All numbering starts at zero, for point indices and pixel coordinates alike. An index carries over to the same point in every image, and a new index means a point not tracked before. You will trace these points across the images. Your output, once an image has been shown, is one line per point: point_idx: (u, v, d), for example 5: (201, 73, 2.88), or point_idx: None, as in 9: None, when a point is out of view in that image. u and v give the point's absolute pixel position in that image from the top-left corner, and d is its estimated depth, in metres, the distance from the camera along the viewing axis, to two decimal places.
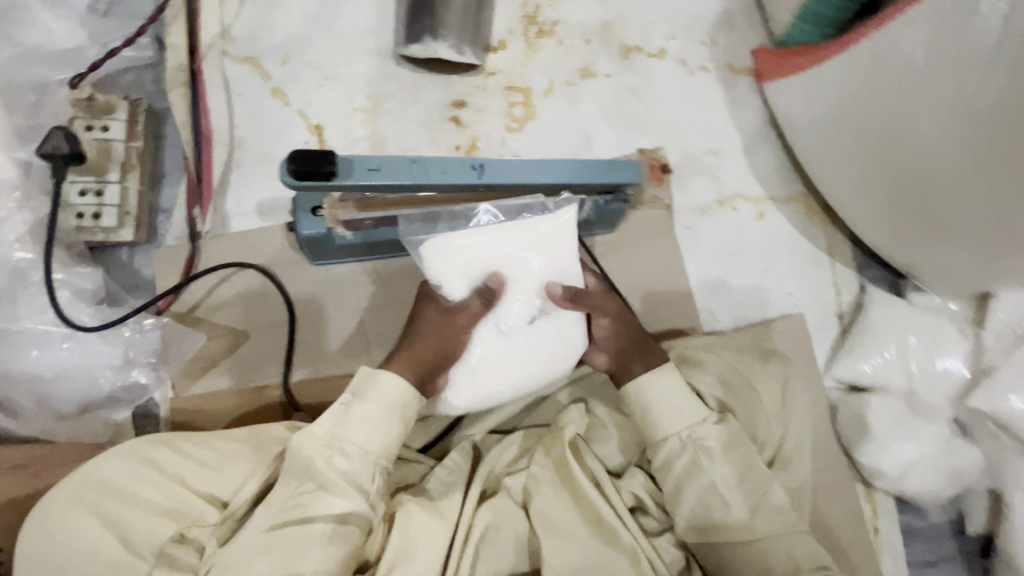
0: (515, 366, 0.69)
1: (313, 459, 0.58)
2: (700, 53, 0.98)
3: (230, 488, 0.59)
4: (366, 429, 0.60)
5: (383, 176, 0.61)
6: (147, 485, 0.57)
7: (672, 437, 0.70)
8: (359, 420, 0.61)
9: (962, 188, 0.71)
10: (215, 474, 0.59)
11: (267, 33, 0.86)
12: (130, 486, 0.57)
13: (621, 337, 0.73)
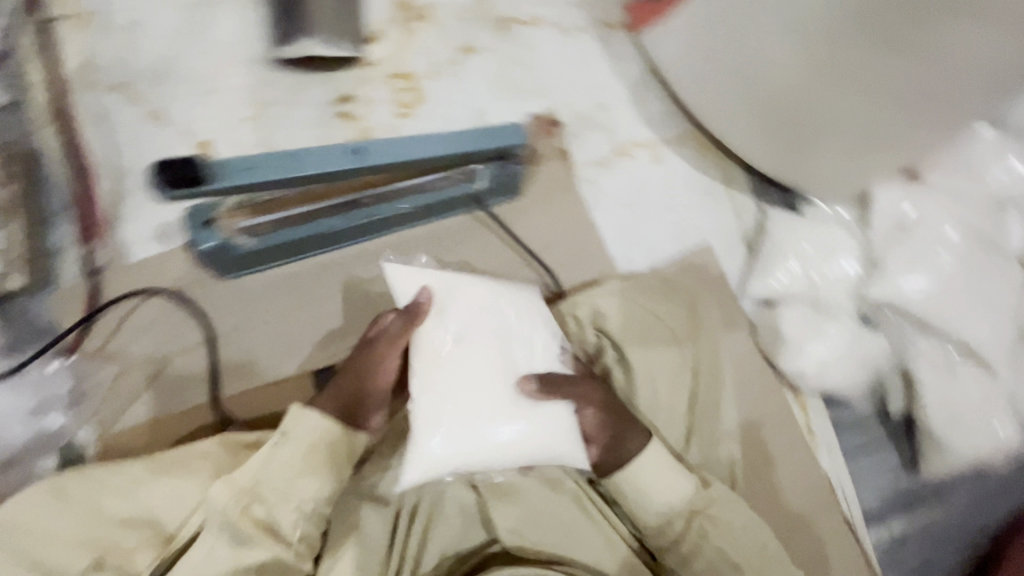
0: (487, 407, 0.64)
1: (227, 508, 0.57)
2: (573, 16, 1.04)
3: (153, 509, 0.60)
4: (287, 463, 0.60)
5: (259, 175, 0.61)
6: (67, 519, 0.58)
7: (678, 517, 0.69)
8: (283, 468, 0.60)
9: (815, 91, 0.81)
10: (135, 496, 0.61)
11: (133, 56, 0.85)
12: (50, 526, 0.57)
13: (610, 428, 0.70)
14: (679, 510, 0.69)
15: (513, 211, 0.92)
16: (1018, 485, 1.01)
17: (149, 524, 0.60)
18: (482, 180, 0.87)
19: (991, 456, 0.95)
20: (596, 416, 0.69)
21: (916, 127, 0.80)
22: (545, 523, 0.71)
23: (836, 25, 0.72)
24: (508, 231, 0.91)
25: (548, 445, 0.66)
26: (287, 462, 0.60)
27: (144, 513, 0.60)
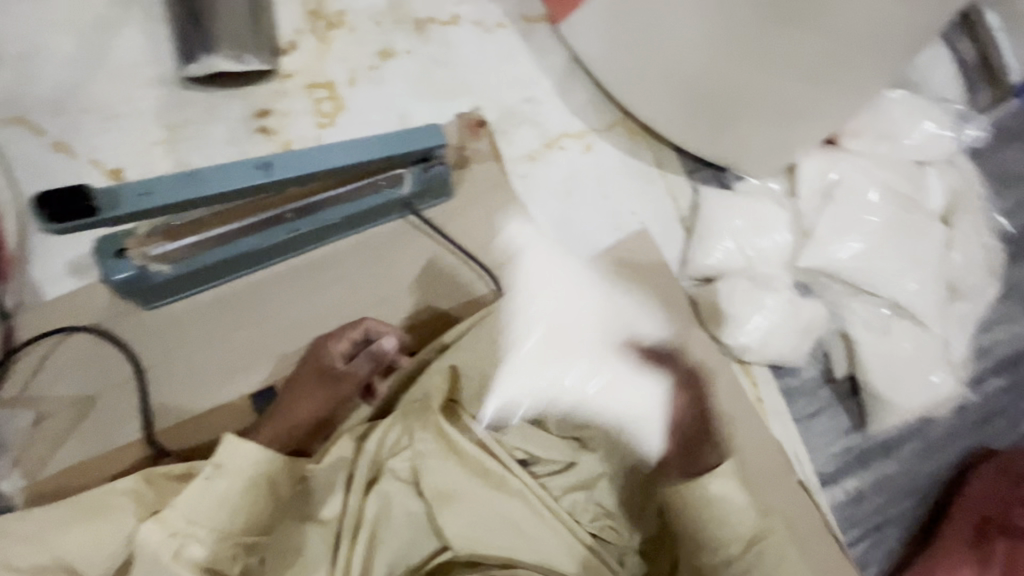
0: (570, 350, 0.86)
1: (158, 553, 0.56)
2: (492, 12, 1.03)
3: (67, 553, 0.57)
4: (222, 498, 0.59)
5: (158, 199, 0.59)
6: None
7: (735, 542, 0.67)
8: (216, 502, 0.59)
9: (727, 68, 0.84)
10: (48, 544, 0.57)
11: (31, 86, 0.82)
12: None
13: (688, 423, 0.83)
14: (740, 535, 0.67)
15: (448, 213, 0.92)
16: (964, 433, 1.04)
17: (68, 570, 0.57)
18: (408, 186, 0.83)
19: (932, 407, 0.98)
20: (682, 400, 0.85)
21: (820, 96, 0.83)
22: (494, 528, 0.69)
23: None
24: (441, 235, 0.90)
25: (628, 414, 0.81)
26: (222, 494, 0.60)
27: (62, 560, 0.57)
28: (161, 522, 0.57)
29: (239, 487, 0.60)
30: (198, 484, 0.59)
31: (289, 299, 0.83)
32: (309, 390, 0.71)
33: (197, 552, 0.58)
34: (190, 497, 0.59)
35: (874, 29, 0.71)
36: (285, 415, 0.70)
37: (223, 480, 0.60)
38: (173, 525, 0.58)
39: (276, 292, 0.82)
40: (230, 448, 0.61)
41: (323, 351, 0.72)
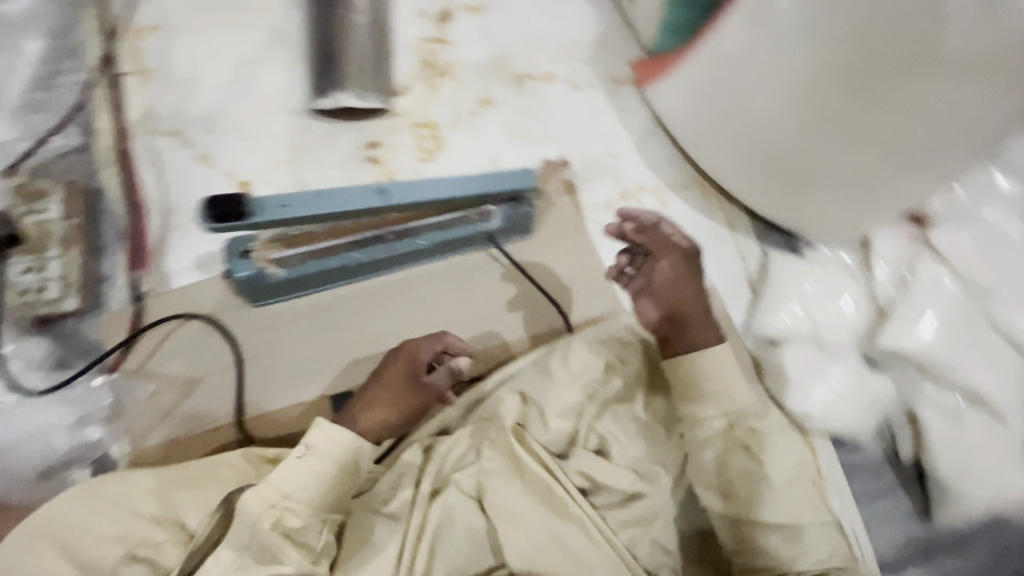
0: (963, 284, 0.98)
1: (259, 523, 0.63)
2: (585, 72, 1.13)
3: (179, 508, 0.65)
4: (312, 473, 0.66)
5: (295, 210, 0.68)
6: (104, 518, 0.62)
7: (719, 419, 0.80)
8: (308, 476, 0.66)
9: (811, 144, 0.88)
10: (166, 498, 0.65)
11: (188, 107, 0.95)
12: (88, 521, 0.61)
13: (681, 278, 0.82)
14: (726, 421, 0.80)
15: (525, 249, 0.99)
16: None
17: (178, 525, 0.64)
18: (495, 221, 0.91)
19: (1005, 507, 0.93)
20: (666, 273, 0.81)
21: (892, 172, 0.86)
22: (547, 550, 0.72)
23: (816, 72, 0.80)
24: (521, 271, 0.97)
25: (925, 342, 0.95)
26: (314, 471, 0.66)
27: (171, 514, 0.64)
28: (262, 490, 0.64)
29: (326, 465, 0.67)
30: (291, 461, 0.66)
31: (375, 311, 0.90)
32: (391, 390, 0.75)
33: (294, 520, 0.65)
34: (285, 473, 0.66)
35: (960, 119, 0.75)
36: (370, 413, 0.74)
37: (313, 459, 0.67)
38: (272, 494, 0.65)
39: (365, 304, 0.90)
40: (320, 432, 0.68)
41: (409, 363, 0.76)
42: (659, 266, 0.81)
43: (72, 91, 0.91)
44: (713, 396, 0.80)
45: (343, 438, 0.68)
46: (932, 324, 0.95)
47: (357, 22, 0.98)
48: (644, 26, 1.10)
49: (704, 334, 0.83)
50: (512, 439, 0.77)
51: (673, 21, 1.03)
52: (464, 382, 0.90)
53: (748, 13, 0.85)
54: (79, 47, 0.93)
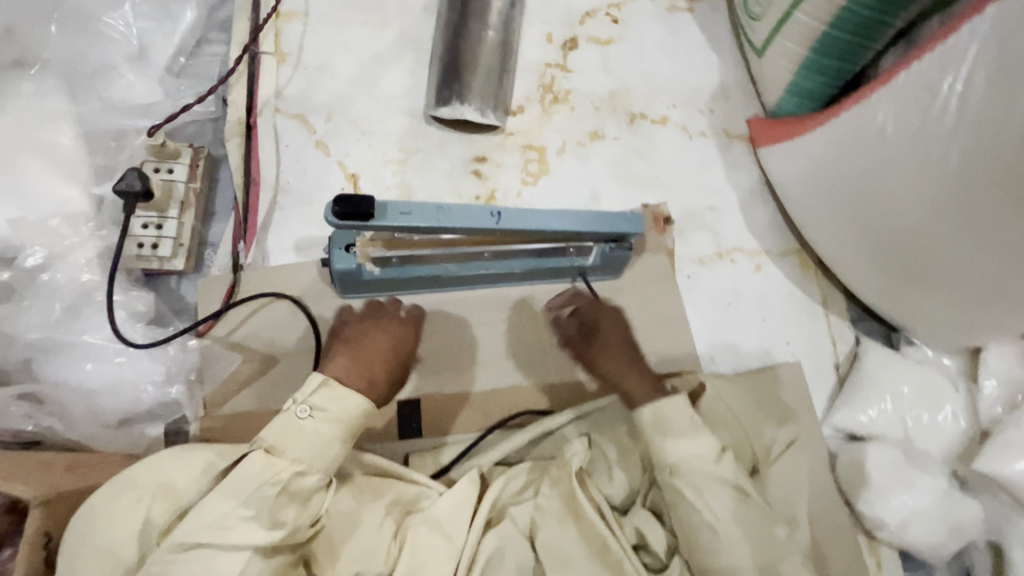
0: None
1: (263, 484, 0.58)
2: (700, 121, 1.10)
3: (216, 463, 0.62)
4: (322, 439, 0.61)
5: (414, 218, 0.69)
6: (168, 466, 0.60)
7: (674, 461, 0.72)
8: (307, 438, 0.61)
9: (943, 242, 0.81)
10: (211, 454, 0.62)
11: (314, 92, 0.97)
12: (172, 480, 0.59)
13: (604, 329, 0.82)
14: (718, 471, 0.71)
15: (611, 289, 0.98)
16: None
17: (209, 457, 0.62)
18: (592, 258, 0.89)
19: None
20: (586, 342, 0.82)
21: None
22: None
23: (970, 170, 0.73)
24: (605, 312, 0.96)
25: None
26: (326, 438, 0.62)
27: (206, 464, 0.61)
28: (272, 459, 0.59)
29: (338, 434, 0.62)
30: (293, 421, 0.61)
31: (456, 323, 0.91)
32: (387, 357, 0.71)
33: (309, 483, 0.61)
34: (292, 435, 0.60)
35: None
36: (372, 379, 0.68)
37: (323, 422, 0.62)
38: (282, 462, 0.59)
39: (448, 314, 0.91)
40: (329, 394, 0.63)
41: (404, 332, 0.74)
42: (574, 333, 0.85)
43: (216, 63, 0.95)
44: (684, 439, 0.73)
45: (355, 404, 0.63)
46: None
47: (488, 37, 0.97)
48: (770, 86, 1.06)
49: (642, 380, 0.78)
50: (573, 480, 0.74)
51: (808, 87, 1.01)
52: (529, 413, 0.89)
53: (906, 96, 0.79)
54: (230, 22, 0.98)
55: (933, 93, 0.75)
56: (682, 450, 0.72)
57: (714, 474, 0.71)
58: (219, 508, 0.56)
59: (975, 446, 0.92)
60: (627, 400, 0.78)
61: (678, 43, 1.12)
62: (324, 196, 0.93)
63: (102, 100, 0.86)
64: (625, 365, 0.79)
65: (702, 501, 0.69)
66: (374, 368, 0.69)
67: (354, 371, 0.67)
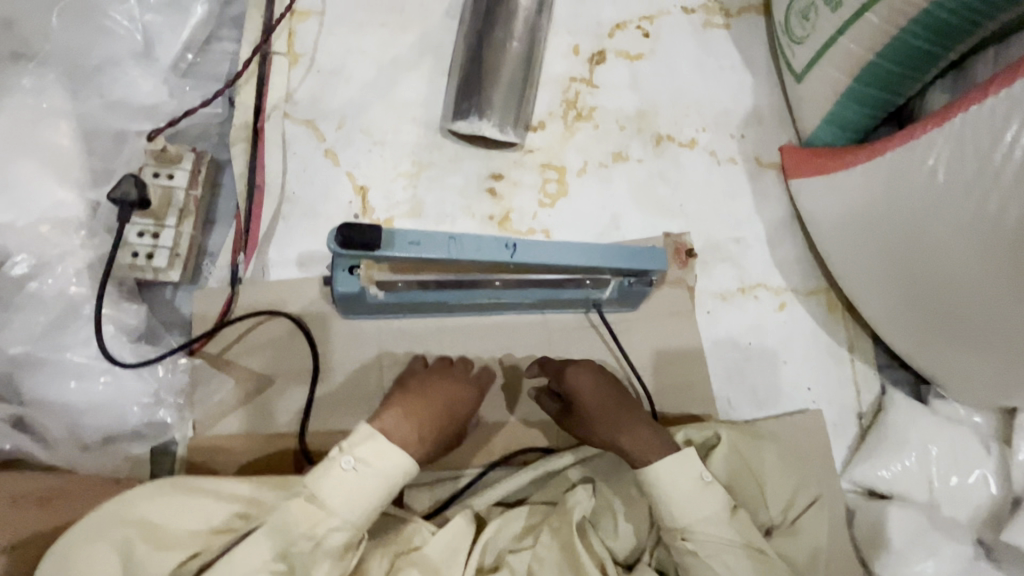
0: None
1: (296, 539, 0.54)
2: (729, 146, 1.04)
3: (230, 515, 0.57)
4: (363, 494, 0.57)
5: (424, 249, 0.64)
6: (182, 517, 0.55)
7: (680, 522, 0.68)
8: (349, 492, 0.57)
9: (986, 300, 0.75)
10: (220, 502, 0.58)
11: (326, 97, 0.92)
12: (167, 528, 0.54)
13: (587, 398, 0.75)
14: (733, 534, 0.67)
15: (626, 322, 0.93)
16: None
17: (238, 503, 0.58)
18: (608, 291, 0.84)
19: None
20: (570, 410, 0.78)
21: None
22: None
23: None
24: (618, 346, 0.91)
25: None
26: (368, 491, 0.57)
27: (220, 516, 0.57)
28: (309, 509, 0.56)
29: (378, 490, 0.58)
30: (336, 473, 0.57)
31: (461, 350, 0.87)
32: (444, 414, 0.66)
33: (335, 542, 0.56)
34: (334, 488, 0.56)
35: None
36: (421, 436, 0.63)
37: (365, 476, 0.57)
38: (320, 514, 0.56)
39: (453, 341, 0.87)
40: (375, 446, 0.58)
41: (466, 392, 0.70)
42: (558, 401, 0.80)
43: (226, 64, 0.91)
44: (693, 497, 0.68)
45: (400, 461, 0.58)
46: None
47: (511, 49, 0.91)
48: (807, 114, 1.00)
49: (645, 432, 0.72)
50: (574, 531, 0.70)
51: (849, 118, 0.94)
52: (534, 450, 0.85)
53: (964, 140, 0.72)
54: (243, 17, 0.94)
55: (994, 142, 0.69)
56: (694, 509, 0.67)
57: (727, 537, 0.67)
58: (254, 556, 0.53)
59: (1005, 514, 0.86)
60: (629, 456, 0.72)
61: (712, 62, 1.06)
62: (330, 209, 0.88)
63: (104, 98, 0.82)
64: (615, 422, 0.73)
65: (722, 565, 0.65)
66: (425, 425, 0.64)
67: (406, 425, 0.62)
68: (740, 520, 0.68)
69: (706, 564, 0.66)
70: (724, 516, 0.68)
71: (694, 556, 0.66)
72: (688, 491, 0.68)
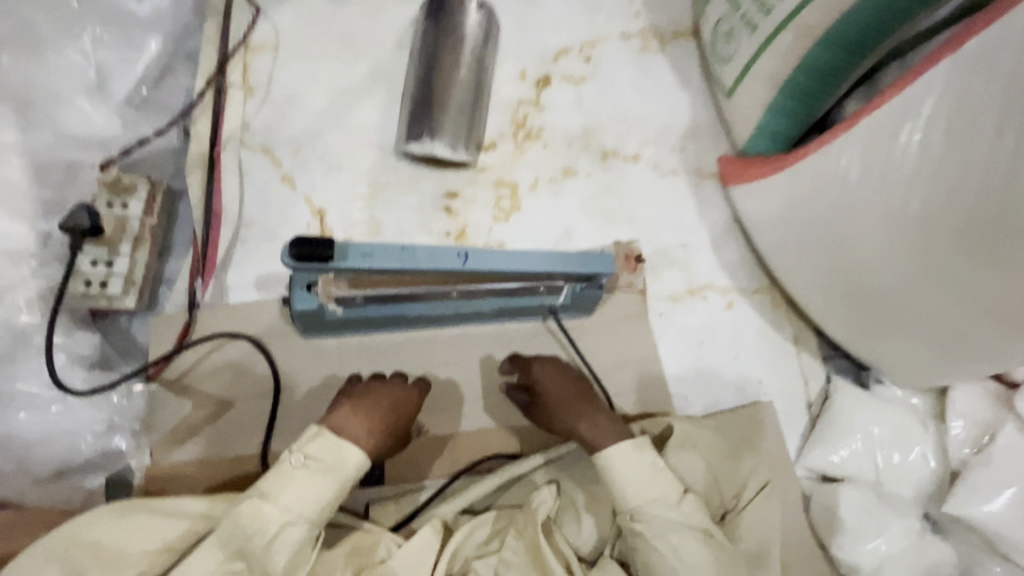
0: None
1: (251, 537, 0.56)
2: (671, 158, 1.10)
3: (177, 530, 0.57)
4: (315, 490, 0.60)
5: (377, 260, 0.66)
6: (127, 536, 0.55)
7: (632, 504, 0.71)
8: (301, 488, 0.59)
9: (905, 285, 0.82)
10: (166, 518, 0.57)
11: (281, 126, 0.95)
12: (113, 545, 0.54)
13: (550, 388, 0.81)
14: (684, 523, 0.70)
15: (583, 327, 0.97)
16: None
17: (190, 516, 0.58)
18: (562, 297, 0.88)
19: None
20: (536, 402, 0.83)
21: (1006, 334, 0.77)
22: None
23: (930, 215, 0.74)
24: (574, 349, 0.95)
25: (1014, 530, 0.83)
26: (317, 488, 0.60)
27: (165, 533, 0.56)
28: (261, 506, 0.57)
29: (330, 485, 0.61)
30: (286, 471, 0.60)
31: (424, 363, 0.88)
32: (388, 408, 0.69)
33: (291, 537, 0.58)
34: (284, 485, 0.59)
35: None
36: (371, 428, 0.66)
37: (315, 471, 0.60)
38: (271, 511, 0.57)
39: (415, 354, 0.88)
40: (325, 443, 0.62)
41: (410, 392, 0.73)
42: (522, 392, 0.85)
43: (180, 97, 0.94)
44: (645, 484, 0.72)
45: (349, 454, 0.62)
46: (1009, 501, 0.84)
47: (460, 75, 0.96)
48: (738, 125, 1.08)
49: (602, 420, 0.77)
50: (539, 531, 0.72)
51: (777, 128, 1.01)
52: (498, 457, 0.87)
53: (870, 142, 0.79)
54: (198, 52, 0.98)
55: (892, 142, 0.77)
56: (644, 493, 0.71)
57: (678, 518, 0.70)
58: (209, 560, 0.55)
59: (946, 486, 0.92)
60: (588, 445, 0.76)
61: (651, 83, 1.14)
62: (288, 232, 0.90)
63: (56, 132, 0.83)
64: (576, 411, 0.78)
65: (667, 545, 0.68)
66: (374, 419, 0.67)
67: (355, 419, 0.66)
68: (689, 503, 0.72)
69: (652, 544, 0.69)
70: (673, 499, 0.71)
71: (642, 539, 0.69)
72: (647, 482, 0.72)
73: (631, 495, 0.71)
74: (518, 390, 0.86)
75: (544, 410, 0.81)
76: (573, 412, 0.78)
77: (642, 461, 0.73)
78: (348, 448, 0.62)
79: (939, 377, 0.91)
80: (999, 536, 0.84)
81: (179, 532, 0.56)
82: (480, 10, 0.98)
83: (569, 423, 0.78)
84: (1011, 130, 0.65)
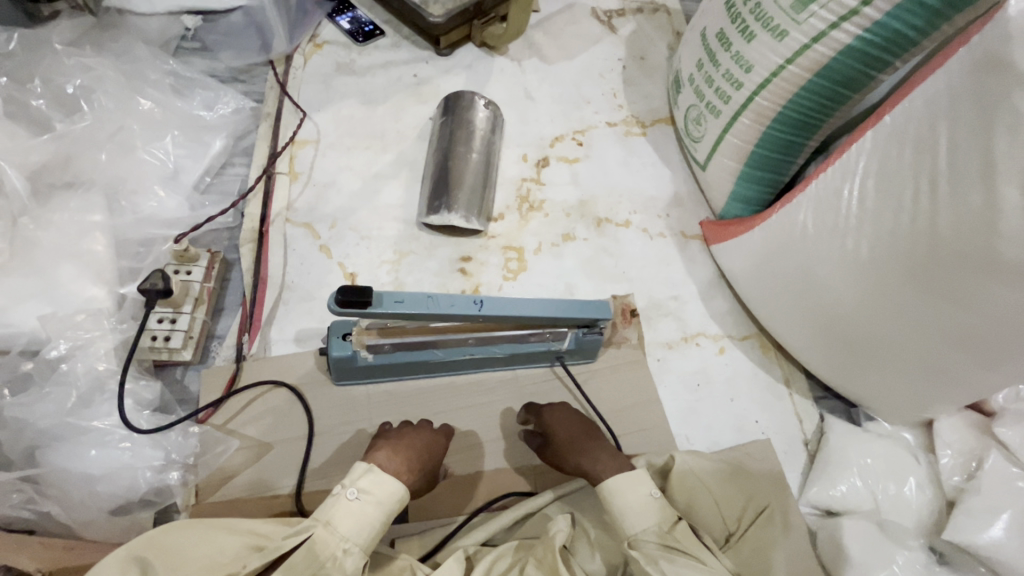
0: None
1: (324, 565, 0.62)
2: (659, 223, 1.25)
3: (231, 546, 0.63)
4: (366, 519, 0.66)
5: (406, 306, 0.78)
6: (194, 543, 0.62)
7: (642, 534, 0.75)
8: (349, 516, 0.66)
9: (870, 321, 0.91)
10: (224, 532, 0.64)
11: (321, 204, 1.11)
12: (180, 551, 0.61)
13: (561, 429, 0.88)
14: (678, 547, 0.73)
15: (588, 373, 1.06)
16: None
17: (247, 533, 0.66)
18: (567, 343, 0.98)
19: None
20: (546, 442, 0.89)
21: (969, 365, 0.83)
22: None
23: (880, 257, 0.85)
24: (583, 395, 1.02)
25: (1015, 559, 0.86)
26: (370, 517, 0.66)
27: (219, 549, 0.62)
28: (328, 534, 0.64)
29: (379, 516, 0.67)
30: (343, 503, 0.66)
31: (443, 407, 0.97)
32: (423, 451, 0.79)
33: (351, 566, 0.64)
34: (342, 516, 0.65)
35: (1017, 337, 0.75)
36: (409, 467, 0.75)
37: (367, 504, 0.67)
38: (335, 538, 0.64)
39: (435, 399, 0.97)
40: (374, 478, 0.68)
41: (435, 436, 0.82)
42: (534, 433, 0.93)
43: (238, 182, 1.12)
44: (649, 508, 0.76)
45: (396, 490, 0.68)
46: (1006, 527, 0.88)
47: (472, 159, 1.13)
48: (714, 194, 1.23)
49: (603, 457, 0.83)
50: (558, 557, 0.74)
51: (750, 194, 1.16)
52: (513, 494, 0.93)
53: (820, 200, 0.94)
54: (252, 148, 1.15)
55: (837, 200, 0.91)
56: (640, 520, 0.76)
57: (675, 540, 0.74)
58: None
59: (945, 517, 0.95)
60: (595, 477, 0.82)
61: (636, 161, 1.31)
62: (324, 293, 1.03)
63: (136, 214, 1.00)
64: (580, 447, 0.85)
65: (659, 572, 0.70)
66: (411, 460, 0.77)
67: (395, 460, 0.75)
68: (681, 529, 0.75)
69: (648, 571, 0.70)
70: (666, 527, 0.75)
71: (640, 565, 0.71)
72: (646, 508, 0.77)
73: (631, 521, 0.76)
74: (533, 432, 0.94)
75: (554, 447, 0.88)
76: (577, 448, 0.85)
77: (642, 483, 0.78)
78: (394, 481, 0.69)
79: (924, 411, 0.97)
80: (1001, 563, 0.87)
81: (236, 544, 0.64)
82: (486, 108, 1.18)
83: (574, 454, 0.85)
84: (925, 183, 0.78)
